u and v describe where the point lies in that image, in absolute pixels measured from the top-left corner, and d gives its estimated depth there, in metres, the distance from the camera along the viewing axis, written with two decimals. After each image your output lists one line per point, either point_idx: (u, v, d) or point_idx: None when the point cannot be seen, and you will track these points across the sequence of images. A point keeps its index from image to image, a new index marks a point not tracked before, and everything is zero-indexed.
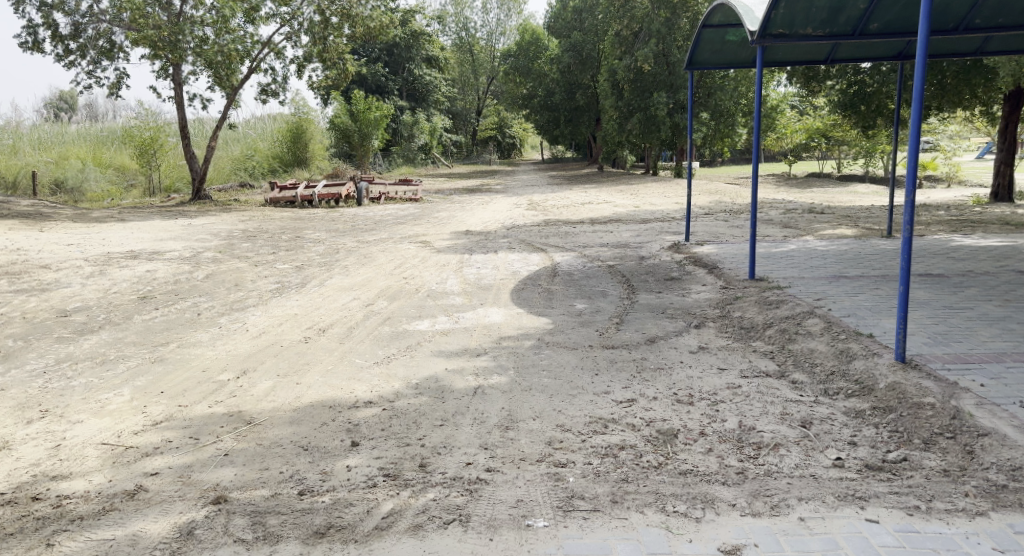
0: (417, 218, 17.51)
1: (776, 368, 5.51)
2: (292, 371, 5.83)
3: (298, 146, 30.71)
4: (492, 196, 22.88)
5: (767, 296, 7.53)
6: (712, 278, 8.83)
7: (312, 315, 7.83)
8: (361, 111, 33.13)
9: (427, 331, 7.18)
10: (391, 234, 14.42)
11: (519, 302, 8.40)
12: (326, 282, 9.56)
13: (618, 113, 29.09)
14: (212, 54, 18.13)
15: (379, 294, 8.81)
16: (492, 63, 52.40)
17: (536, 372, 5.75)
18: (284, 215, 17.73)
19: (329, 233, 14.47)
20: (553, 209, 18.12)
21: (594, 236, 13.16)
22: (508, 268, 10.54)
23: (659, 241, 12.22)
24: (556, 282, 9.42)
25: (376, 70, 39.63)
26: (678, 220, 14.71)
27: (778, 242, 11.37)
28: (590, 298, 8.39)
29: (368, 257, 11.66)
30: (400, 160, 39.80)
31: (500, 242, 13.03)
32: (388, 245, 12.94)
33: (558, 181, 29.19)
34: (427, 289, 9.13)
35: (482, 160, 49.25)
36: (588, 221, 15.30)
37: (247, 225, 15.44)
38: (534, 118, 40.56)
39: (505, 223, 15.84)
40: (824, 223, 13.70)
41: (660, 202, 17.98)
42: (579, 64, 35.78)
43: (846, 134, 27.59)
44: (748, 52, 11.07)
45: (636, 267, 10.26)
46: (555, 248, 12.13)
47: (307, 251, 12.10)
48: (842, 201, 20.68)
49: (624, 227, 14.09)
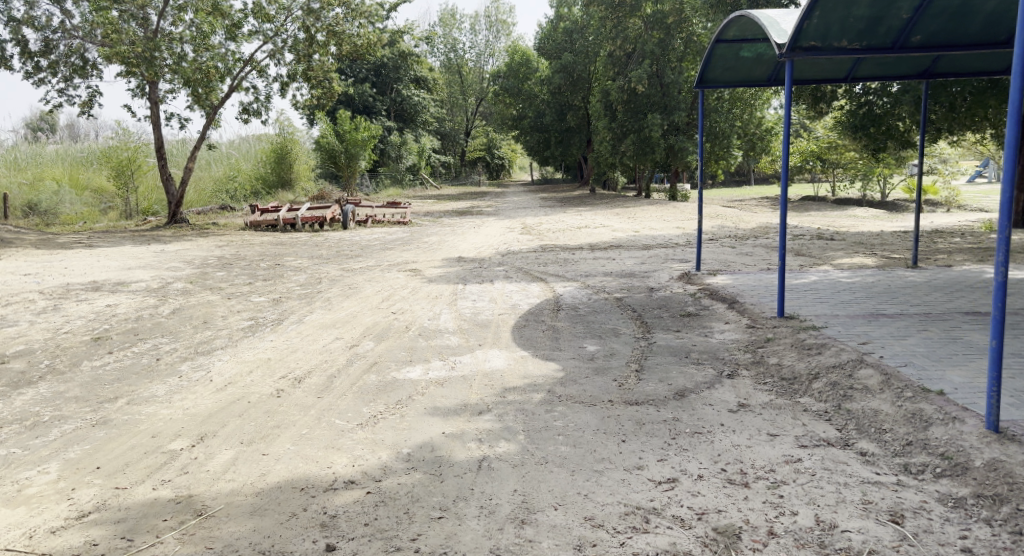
0: (405, 243, 16.61)
1: (837, 436, 4.64)
2: (258, 437, 4.88)
3: (282, 167, 30.07)
4: (483, 219, 22.02)
5: (805, 340, 6.66)
6: (735, 315, 7.98)
7: (287, 359, 6.87)
8: (348, 132, 32.35)
9: (418, 379, 6.25)
10: (378, 261, 13.53)
11: (521, 342, 7.48)
12: (306, 318, 8.64)
13: (611, 134, 28.23)
14: (190, 72, 17.20)
15: (364, 333, 7.87)
16: (481, 84, 51.75)
17: (550, 436, 4.83)
18: (265, 239, 16.81)
19: (312, 261, 13.54)
20: (548, 233, 17.29)
21: (595, 264, 12.31)
22: (506, 301, 9.65)
23: (666, 270, 11.40)
24: (561, 318, 8.52)
25: (363, 90, 38.85)
26: (682, 247, 13.93)
27: (796, 272, 10.55)
28: (601, 338, 7.49)
29: (353, 287, 10.76)
30: (388, 180, 39.02)
31: (495, 270, 12.18)
32: (375, 273, 12.04)
33: (551, 204, 28.37)
34: (418, 327, 8.21)
35: (471, 181, 48.46)
36: (588, 247, 14.49)
37: (224, 252, 14.51)
38: (524, 139, 39.81)
39: (499, 249, 14.99)
40: (838, 250, 12.95)
41: (660, 227, 17.18)
42: (571, 85, 35.19)
43: (843, 157, 27.02)
44: (763, 70, 10.26)
45: (646, 300, 9.41)
46: (555, 278, 11.29)
47: (286, 281, 11.17)
48: (845, 225, 20.03)
49: (627, 254, 13.25)
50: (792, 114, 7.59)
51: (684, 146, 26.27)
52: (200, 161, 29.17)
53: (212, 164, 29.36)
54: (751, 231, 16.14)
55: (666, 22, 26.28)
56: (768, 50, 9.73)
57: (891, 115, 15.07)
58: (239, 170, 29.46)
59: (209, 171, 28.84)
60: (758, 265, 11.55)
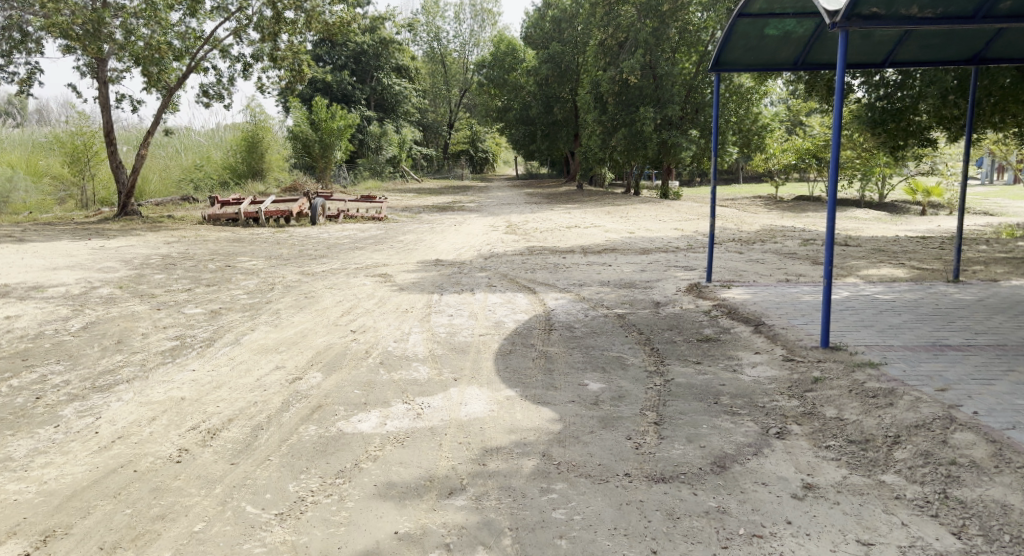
0: (378, 242, 15.14)
1: (957, 550, 3.36)
2: (131, 540, 3.44)
3: (253, 156, 28.38)
4: (465, 215, 20.57)
5: (865, 385, 5.26)
6: (765, 343, 6.57)
7: (204, 401, 5.35)
8: (323, 120, 30.65)
9: (370, 431, 4.77)
10: (345, 263, 12.03)
11: (505, 376, 6.03)
12: (244, 338, 7.14)
13: (600, 128, 26.74)
14: (138, 49, 15.48)
15: (313, 361, 6.37)
16: (465, 75, 50.07)
17: (551, 542, 3.45)
18: (223, 236, 15.25)
19: (270, 262, 12.01)
20: (535, 233, 15.85)
21: (590, 271, 10.92)
22: (489, 317, 8.18)
23: (672, 280, 10.02)
24: (554, 342, 7.07)
25: (341, 77, 37.08)
26: (683, 252, 12.57)
27: (820, 285, 9.22)
28: (604, 372, 6.06)
29: (310, 296, 9.27)
30: (366, 172, 37.37)
31: (477, 276, 10.73)
32: (338, 278, 10.54)
33: (538, 200, 26.92)
34: (380, 352, 6.72)
35: (454, 175, 46.87)
36: (579, 250, 13.08)
37: (172, 251, 12.96)
38: (509, 132, 38.38)
39: (482, 250, 13.54)
40: (859, 257, 11.67)
41: (657, 227, 15.84)
42: (558, 76, 33.70)
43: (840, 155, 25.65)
44: (789, 51, 8.83)
45: (653, 318, 8.00)
46: (545, 287, 9.86)
47: (233, 288, 9.66)
48: (849, 228, 18.68)
49: (623, 260, 11.88)
50: (844, 101, 6.14)
51: (677, 142, 24.80)
52: (165, 148, 27.43)
53: (178, 152, 27.66)
54: (757, 234, 14.82)
55: (661, 10, 24.71)
56: (798, 27, 8.33)
57: (912, 110, 13.53)
58: (207, 159, 27.84)
59: (175, 159, 27.20)
60: (775, 275, 10.18)
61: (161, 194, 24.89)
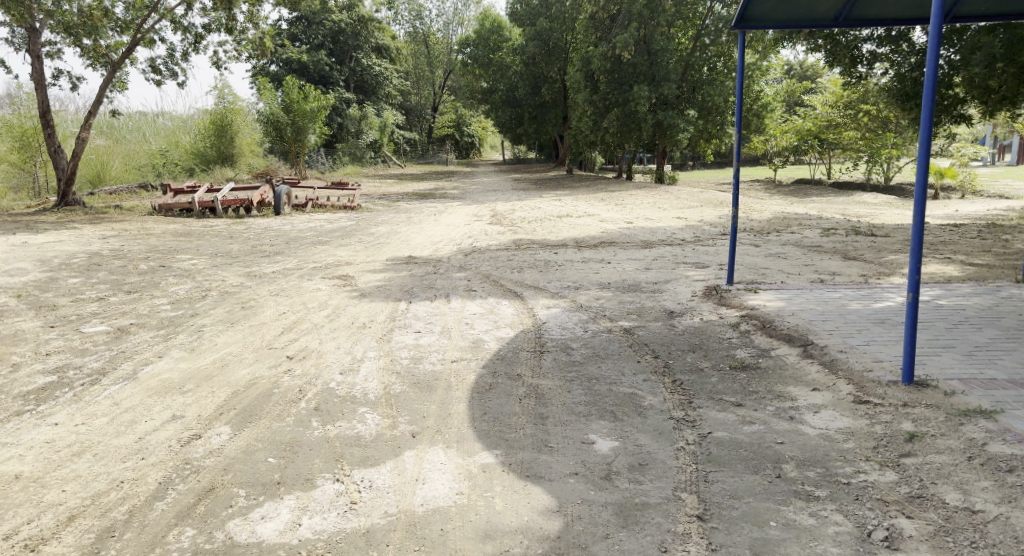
0: (346, 235, 13.52)
1: None
2: None
3: (223, 142, 26.43)
4: (447, 203, 18.93)
5: (990, 449, 3.69)
6: (824, 376, 4.98)
7: (47, 481, 3.77)
8: (294, 101, 28.74)
9: (275, 545, 3.23)
10: (301, 262, 10.41)
11: (481, 429, 4.43)
12: (144, 371, 5.53)
13: (591, 108, 24.99)
14: (69, 17, 13.70)
15: (222, 410, 4.77)
16: (450, 55, 48.02)
17: None
18: (171, 233, 13.65)
19: (214, 263, 10.43)
20: (522, 224, 14.21)
21: (586, 271, 9.35)
22: (464, 334, 6.57)
23: (683, 282, 8.45)
24: (546, 372, 5.46)
25: (318, 57, 34.97)
26: (691, 246, 10.99)
27: (864, 286, 7.65)
28: (614, 421, 4.46)
29: (248, 307, 7.66)
30: (346, 157, 35.56)
31: (452, 278, 9.11)
32: (288, 283, 8.94)
33: (525, 186, 25.29)
34: (315, 393, 5.10)
35: (438, 160, 45.08)
36: (571, 245, 11.49)
37: (104, 249, 11.38)
38: (496, 115, 36.67)
39: (461, 244, 11.94)
40: (895, 249, 10.12)
41: (657, 216, 14.25)
42: (545, 54, 31.84)
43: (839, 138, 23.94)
44: (830, 4, 7.21)
45: (667, 333, 6.40)
46: (533, 291, 8.27)
47: (156, 298, 8.06)
48: (863, 213, 17.13)
49: (624, 256, 10.31)
50: (937, 68, 4.63)
51: (673, 123, 22.94)
52: (131, 133, 25.78)
53: (146, 137, 26.03)
54: (769, 223, 13.24)
55: None
56: None
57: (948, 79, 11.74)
58: (174, 143, 26.11)
59: (142, 144, 25.49)
60: (805, 273, 8.59)
61: (124, 180, 23.13)
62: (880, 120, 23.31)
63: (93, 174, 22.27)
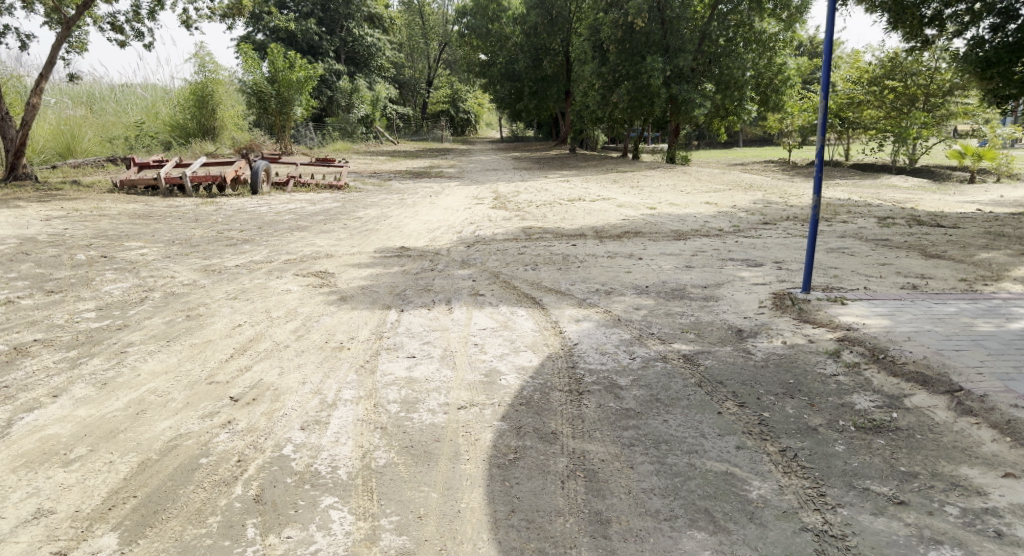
0: (331, 218, 11.88)
1: None
2: None
3: (204, 113, 24.60)
4: (444, 182, 17.24)
5: None
6: (1011, 454, 3.42)
7: None
8: (280, 70, 26.96)
9: None
10: (271, 253, 8.80)
11: (510, 547, 2.98)
12: (24, 421, 3.97)
13: (600, 81, 23.24)
14: None
15: (115, 499, 3.24)
16: (445, 27, 45.92)
17: None
18: (128, 215, 12.05)
19: (168, 254, 8.80)
20: (530, 208, 12.59)
21: (615, 268, 7.75)
22: (471, 362, 4.97)
23: (738, 286, 6.86)
24: (591, 431, 3.84)
25: (307, 26, 32.78)
26: (732, 238, 9.40)
27: (977, 296, 6.04)
28: (715, 533, 3.00)
29: (195, 316, 6.06)
30: (336, 133, 33.75)
31: (452, 278, 7.51)
32: (252, 281, 7.34)
33: (527, 165, 23.56)
34: (259, 468, 3.49)
35: (433, 136, 43.19)
36: (590, 234, 9.89)
37: (41, 234, 9.82)
38: (495, 90, 34.74)
39: (462, 232, 10.34)
40: (980, 243, 8.51)
41: (682, 200, 12.59)
42: (548, 25, 30.05)
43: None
44: None
45: (745, 364, 4.79)
46: (554, 297, 6.68)
47: (81, 302, 6.47)
48: (903, 198, 15.50)
49: (656, 250, 8.70)
50: None
51: (689, 98, 21.26)
52: (106, 102, 23.88)
53: (122, 107, 24.12)
54: (812, 209, 11.62)
55: None
56: None
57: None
58: (152, 115, 24.22)
59: (119, 115, 23.61)
60: (888, 276, 6.98)
61: (100, 152, 21.11)
62: (906, 97, 21.67)
63: (63, 146, 20.10)
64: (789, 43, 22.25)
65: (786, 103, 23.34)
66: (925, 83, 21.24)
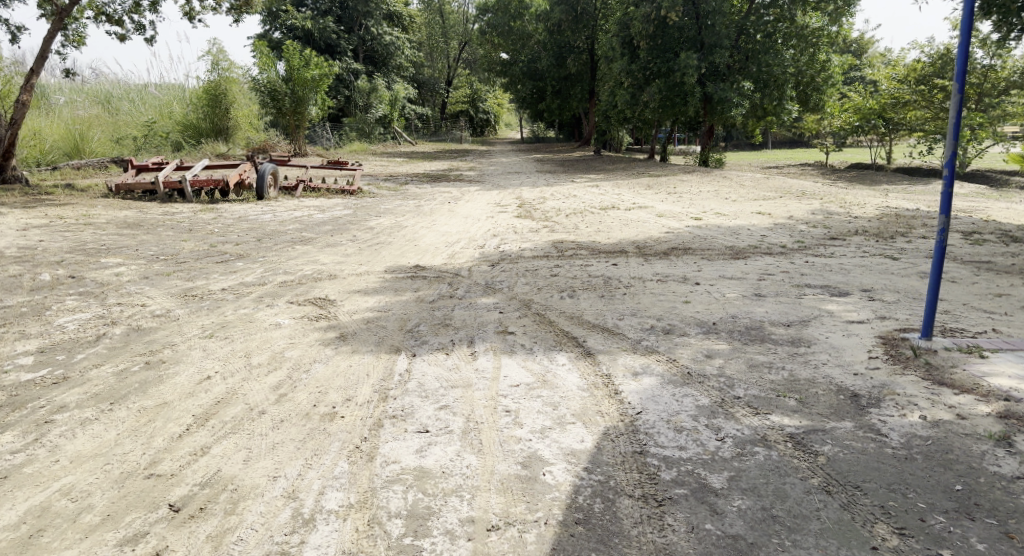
0: (339, 228, 10.69)
1: None
2: None
3: (217, 113, 23.52)
4: (464, 187, 16.02)
5: None
6: None
7: None
8: (295, 68, 25.81)
9: None
10: (265, 274, 7.62)
11: None
12: None
13: (629, 79, 21.93)
14: None
15: None
16: (466, 26, 44.70)
17: None
18: (117, 224, 10.95)
19: (146, 273, 7.65)
20: (560, 217, 11.33)
21: (670, 298, 6.46)
22: (501, 442, 3.70)
23: (830, 325, 5.55)
24: None
25: (324, 24, 31.70)
26: (799, 256, 8.08)
27: None
28: None
29: (154, 366, 4.84)
30: (353, 133, 32.75)
31: (474, 309, 6.26)
32: (236, 311, 6.14)
33: (551, 168, 22.26)
34: None
35: (452, 138, 42.02)
36: (633, 251, 8.61)
37: (11, 248, 8.73)
38: (517, 89, 33.43)
39: (486, 246, 9.11)
40: None
41: (730, 210, 11.26)
42: (572, 21, 28.73)
43: (908, 119, 19.78)
44: None
45: (877, 454, 3.50)
46: (603, 337, 5.42)
47: (21, 342, 5.33)
48: (970, 206, 14.01)
49: (714, 272, 7.41)
50: None
51: (726, 97, 19.84)
52: (122, 100, 23.06)
53: (136, 104, 23.21)
54: (881, 221, 10.23)
55: None
56: None
57: None
58: (165, 114, 23.24)
59: (133, 113, 22.67)
60: (1015, 313, 5.64)
61: (110, 153, 19.76)
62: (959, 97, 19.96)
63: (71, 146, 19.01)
64: (835, 38, 20.73)
65: (826, 103, 21.89)
66: (981, 81, 19.55)
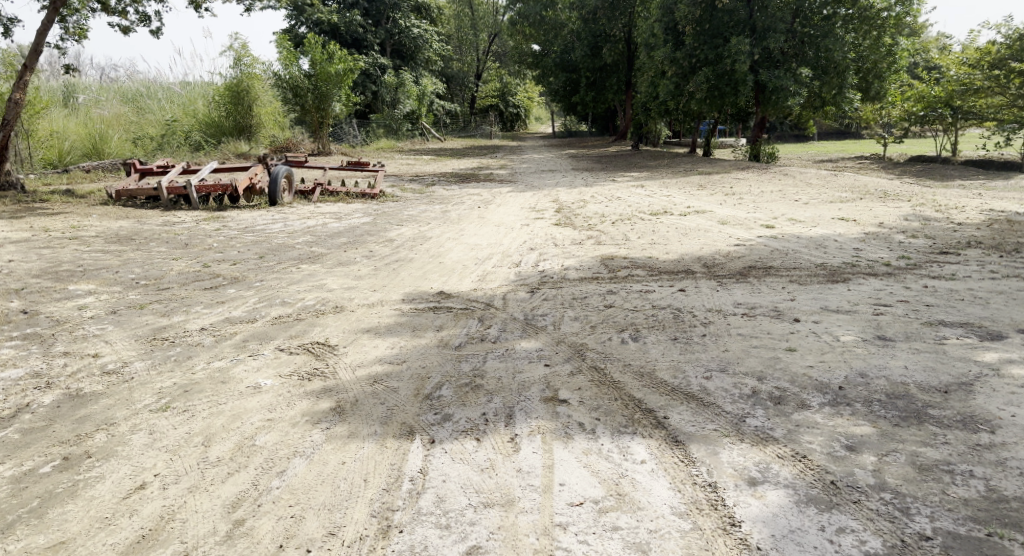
0: (354, 241, 9.36)
1: None
2: None
3: (240, 110, 22.20)
4: (496, 189, 14.60)
5: None
6: None
7: None
8: (318, 62, 24.58)
9: None
10: (257, 305, 6.25)
11: None
12: None
13: (674, 68, 20.35)
14: None
15: None
16: (496, 17, 43.07)
17: None
18: (106, 237, 9.70)
19: (115, 305, 6.33)
20: (607, 225, 9.88)
21: (768, 342, 4.97)
22: None
23: (1009, 392, 4.01)
24: None
25: (350, 16, 30.38)
26: (913, 278, 6.52)
27: None
28: None
29: (69, 467, 3.48)
30: (380, 130, 31.47)
31: (512, 359, 4.81)
32: (205, 365, 4.77)
33: (588, 166, 20.69)
34: None
35: (482, 133, 40.47)
36: (701, 271, 7.11)
37: None
38: (549, 81, 31.82)
39: (523, 264, 7.69)
40: None
41: (803, 215, 9.71)
42: (608, 8, 27.08)
43: (980, 107, 17.64)
44: None
45: None
46: (690, 410, 3.93)
47: None
48: None
49: (811, 301, 5.90)
50: None
51: (781, 85, 18.13)
52: (144, 99, 22.02)
53: (159, 102, 22.13)
54: (993, 228, 8.57)
55: None
56: None
57: None
58: (187, 112, 22.05)
59: (156, 112, 21.56)
60: None
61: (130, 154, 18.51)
62: None
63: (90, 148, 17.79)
64: (902, 21, 18.89)
65: (888, 90, 20.01)
66: None
